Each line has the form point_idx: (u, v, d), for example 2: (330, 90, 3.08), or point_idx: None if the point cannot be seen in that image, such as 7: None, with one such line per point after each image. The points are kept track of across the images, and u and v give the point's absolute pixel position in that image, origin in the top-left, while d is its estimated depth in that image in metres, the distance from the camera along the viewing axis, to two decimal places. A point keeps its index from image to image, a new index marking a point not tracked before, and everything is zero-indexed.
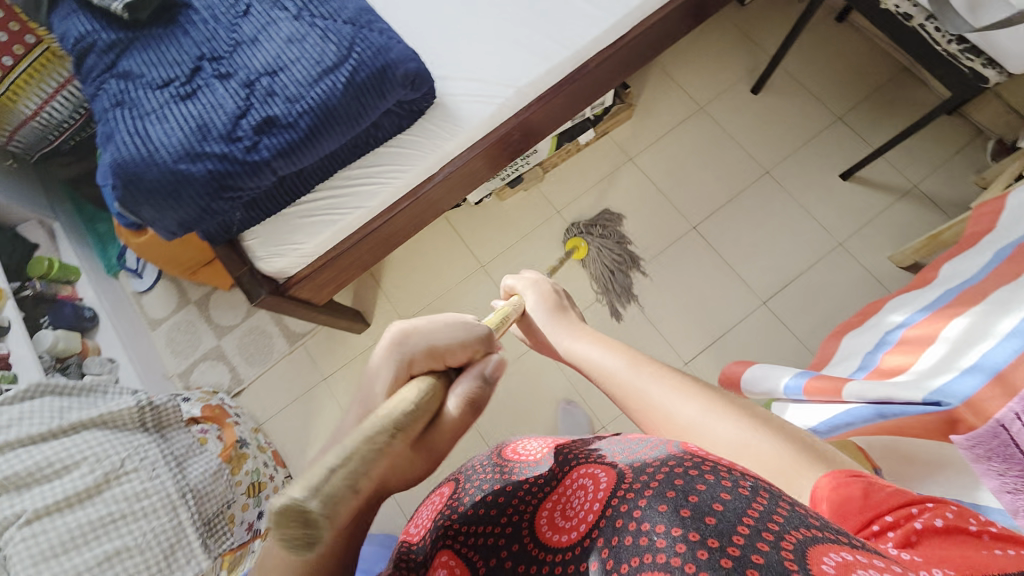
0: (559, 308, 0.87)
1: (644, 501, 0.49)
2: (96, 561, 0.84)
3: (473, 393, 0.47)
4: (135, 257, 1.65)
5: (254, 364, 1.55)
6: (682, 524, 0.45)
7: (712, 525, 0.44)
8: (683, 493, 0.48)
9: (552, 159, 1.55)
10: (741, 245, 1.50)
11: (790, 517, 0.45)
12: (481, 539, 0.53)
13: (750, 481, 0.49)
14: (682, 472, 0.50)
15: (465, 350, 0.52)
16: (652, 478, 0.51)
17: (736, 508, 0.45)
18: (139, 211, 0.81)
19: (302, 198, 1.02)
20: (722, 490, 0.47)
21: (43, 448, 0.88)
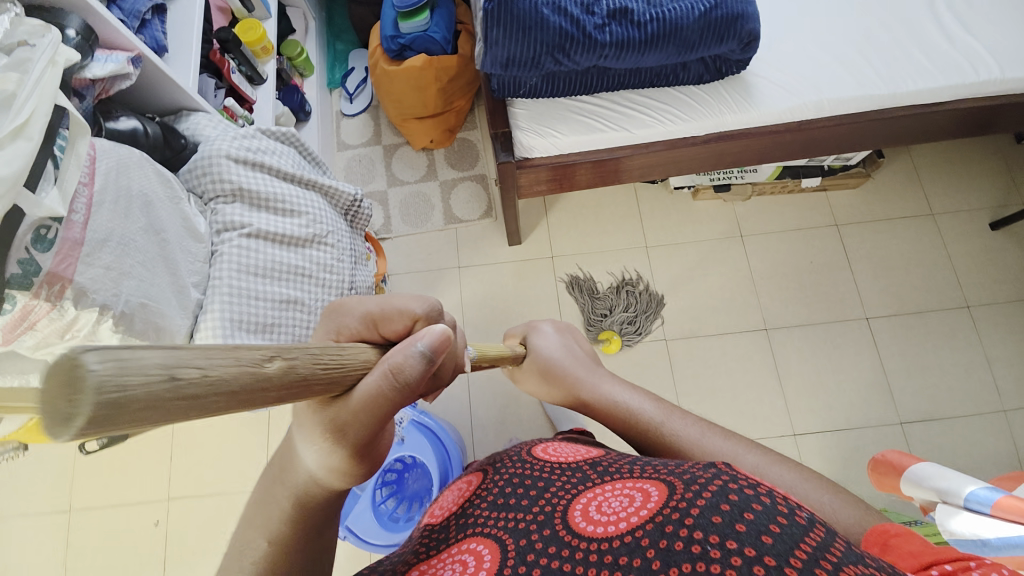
0: (579, 358, 0.97)
1: (696, 510, 0.45)
2: (281, 297, 0.93)
3: (404, 363, 0.37)
4: (356, 82, 1.73)
5: (405, 223, 1.60)
6: (734, 538, 0.42)
7: (770, 545, 0.41)
8: (738, 508, 0.44)
9: (763, 187, 1.53)
10: (903, 359, 1.43)
11: (846, 551, 0.41)
12: (515, 526, 0.55)
13: (807, 513, 0.45)
14: (736, 489, 0.46)
15: (403, 318, 0.45)
16: (703, 488, 0.47)
17: (792, 533, 0.41)
18: (490, 30, 0.88)
19: (582, 95, 1.06)
20: (778, 515, 0.43)
21: (283, 187, 0.98)
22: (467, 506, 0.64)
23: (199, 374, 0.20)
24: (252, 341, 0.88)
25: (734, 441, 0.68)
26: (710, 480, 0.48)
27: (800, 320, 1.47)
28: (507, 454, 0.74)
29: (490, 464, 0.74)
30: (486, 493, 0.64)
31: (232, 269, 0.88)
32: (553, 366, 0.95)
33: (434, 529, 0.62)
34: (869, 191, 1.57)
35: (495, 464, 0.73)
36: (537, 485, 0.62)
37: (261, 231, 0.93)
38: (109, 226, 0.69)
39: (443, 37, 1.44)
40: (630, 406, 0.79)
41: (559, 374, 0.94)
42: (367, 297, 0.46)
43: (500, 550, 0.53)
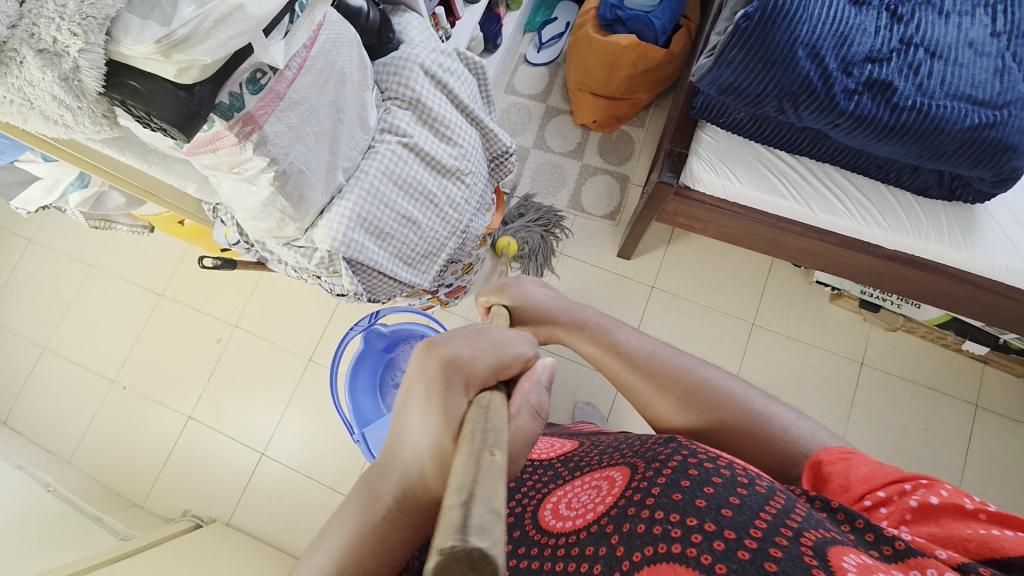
0: (556, 295, 0.81)
1: (657, 488, 0.46)
2: (406, 214, 0.96)
3: (541, 404, 0.45)
4: (552, 35, 1.69)
5: (532, 188, 1.59)
6: (694, 514, 0.42)
7: (729, 517, 0.41)
8: (698, 486, 0.44)
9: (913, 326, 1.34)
10: None
11: (806, 516, 0.41)
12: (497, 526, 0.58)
13: (767, 483, 0.45)
14: (696, 464, 0.46)
15: (519, 361, 0.49)
16: (664, 466, 0.48)
17: (752, 503, 0.42)
18: (729, 50, 0.80)
19: (780, 151, 0.96)
20: (738, 485, 0.44)
21: (453, 112, 0.99)
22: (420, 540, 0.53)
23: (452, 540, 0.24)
24: (366, 241, 0.92)
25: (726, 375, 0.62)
26: (671, 456, 0.48)
27: None
28: None
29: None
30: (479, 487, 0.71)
31: (378, 170, 0.92)
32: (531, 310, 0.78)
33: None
34: None
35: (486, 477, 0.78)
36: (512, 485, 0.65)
37: (418, 147, 0.95)
38: (307, 92, 0.73)
39: (662, 27, 1.36)
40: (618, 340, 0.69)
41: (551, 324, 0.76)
42: (480, 347, 0.48)
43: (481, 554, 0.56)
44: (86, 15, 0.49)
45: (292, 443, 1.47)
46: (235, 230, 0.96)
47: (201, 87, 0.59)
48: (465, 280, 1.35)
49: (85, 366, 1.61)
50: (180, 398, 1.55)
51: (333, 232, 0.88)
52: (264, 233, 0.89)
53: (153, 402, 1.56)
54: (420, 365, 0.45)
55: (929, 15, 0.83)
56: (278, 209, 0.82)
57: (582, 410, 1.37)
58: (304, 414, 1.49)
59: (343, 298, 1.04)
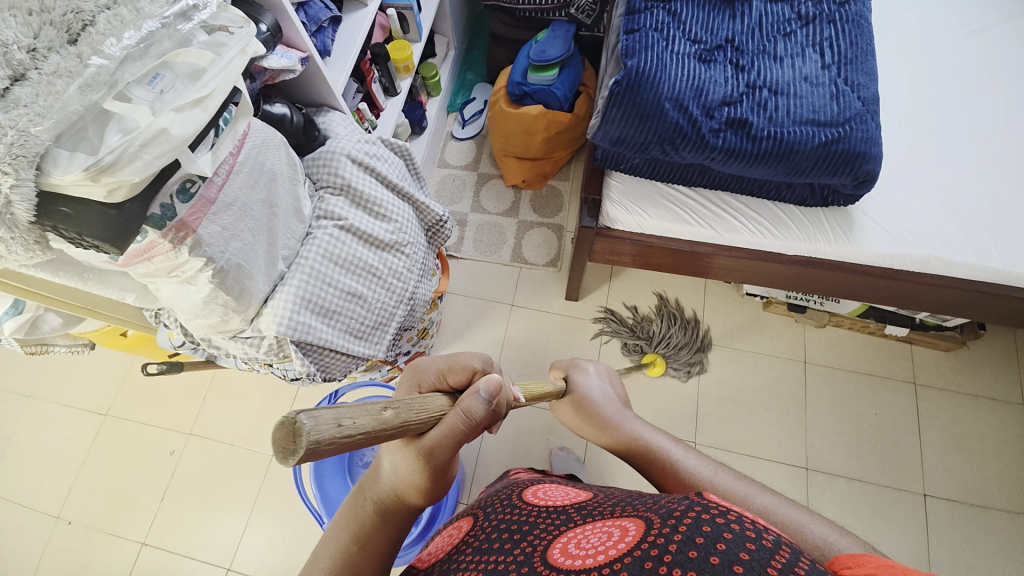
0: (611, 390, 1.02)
1: (673, 545, 0.45)
2: (350, 290, 1.01)
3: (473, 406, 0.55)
4: (474, 112, 1.87)
5: (476, 249, 1.68)
6: (707, 571, 0.41)
7: (740, 573, 0.41)
8: (713, 540, 0.44)
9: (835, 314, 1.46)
10: (956, 554, 1.26)
11: (811, 569, 0.42)
12: (498, 567, 0.53)
13: (773, 536, 0.46)
14: (710, 519, 0.46)
15: (466, 371, 0.64)
16: (680, 522, 0.47)
17: (760, 557, 0.42)
18: (610, 110, 0.94)
19: (679, 186, 1.08)
20: (746, 539, 0.44)
21: (384, 192, 1.07)
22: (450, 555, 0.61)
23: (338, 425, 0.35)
24: (313, 321, 0.95)
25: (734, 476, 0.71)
26: (685, 513, 0.48)
27: (844, 470, 1.35)
28: (498, 502, 0.75)
29: (478, 510, 0.75)
30: (472, 539, 0.63)
31: (318, 253, 0.97)
32: (585, 398, 0.99)
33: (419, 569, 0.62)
34: (960, 357, 1.44)
35: (486, 509, 0.73)
36: (522, 528, 0.61)
37: (354, 227, 1.01)
38: (237, 194, 0.79)
39: (564, 95, 1.54)
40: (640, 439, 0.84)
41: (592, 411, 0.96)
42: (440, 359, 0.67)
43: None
44: (16, 154, 0.53)
45: (260, 552, 1.37)
46: (180, 332, 0.98)
47: (132, 203, 0.64)
48: (422, 345, 1.38)
49: (22, 507, 1.48)
50: (133, 524, 1.44)
51: (278, 318, 0.91)
52: (208, 329, 0.91)
53: (103, 534, 1.43)
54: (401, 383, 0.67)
55: (767, 61, 0.99)
56: (220, 303, 0.85)
57: (558, 457, 1.37)
58: (272, 516, 1.41)
59: (298, 383, 1.04)
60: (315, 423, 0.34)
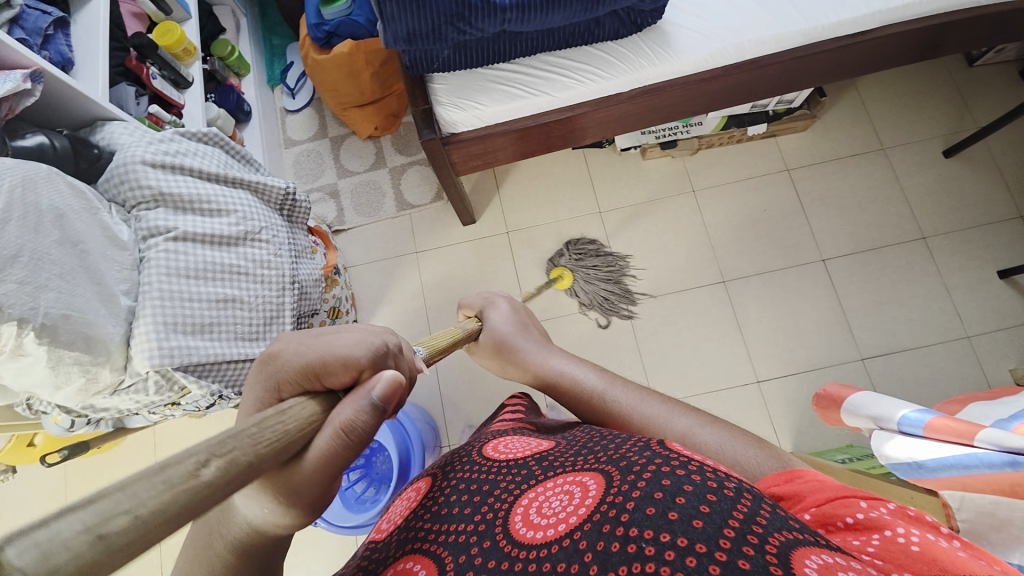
0: (521, 324, 0.95)
1: (631, 504, 0.43)
2: (217, 297, 0.94)
3: (357, 420, 0.41)
4: (297, 77, 1.72)
5: (360, 214, 1.61)
6: (668, 529, 0.40)
7: (700, 529, 0.39)
8: (671, 494, 0.42)
9: (594, 292, 1.46)
10: (861, 296, 1.43)
11: (772, 517, 0.40)
12: (454, 540, 0.49)
13: (734, 482, 0.44)
14: (669, 472, 0.45)
15: (346, 371, 0.46)
16: (639, 476, 0.45)
17: (722, 509, 0.41)
18: (386, 6, 0.88)
19: (500, 63, 1.04)
20: (708, 491, 0.42)
21: (206, 186, 0.98)
22: (410, 519, 0.55)
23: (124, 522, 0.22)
24: (190, 342, 0.89)
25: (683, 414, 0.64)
26: (644, 467, 0.46)
27: (754, 269, 1.47)
28: (461, 452, 0.66)
29: (438, 465, 0.66)
30: (429, 503, 0.56)
31: (161, 274, 0.89)
32: (503, 342, 0.91)
33: (372, 550, 0.54)
34: (819, 130, 1.54)
35: (445, 465, 0.64)
36: (480, 489, 0.54)
37: (187, 233, 0.93)
38: (18, 242, 0.72)
39: (369, 20, 1.39)
40: (569, 378, 0.76)
41: (512, 351, 0.89)
42: (310, 347, 0.46)
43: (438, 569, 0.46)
44: None
45: None
46: (62, 413, 0.91)
47: None
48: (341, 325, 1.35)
49: None
50: None
51: (148, 352, 0.85)
52: (81, 395, 0.85)
53: None
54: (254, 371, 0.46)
55: None
56: (71, 362, 0.78)
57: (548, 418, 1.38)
58: None
59: (216, 406, 1.00)
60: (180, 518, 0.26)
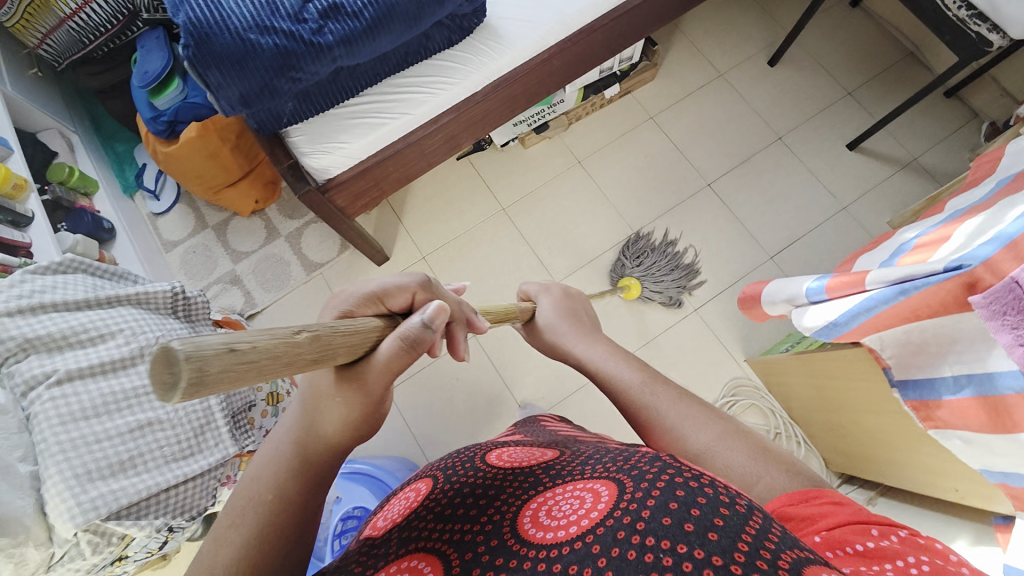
0: (567, 306, 0.92)
1: (647, 512, 0.39)
2: (129, 427, 0.85)
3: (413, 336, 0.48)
4: (154, 176, 1.63)
5: (269, 290, 1.54)
6: (684, 540, 0.37)
7: (715, 542, 0.37)
8: (686, 506, 0.39)
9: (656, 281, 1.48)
10: (751, 204, 1.57)
11: (781, 537, 0.39)
12: (461, 540, 0.44)
13: (746, 500, 0.42)
14: (683, 483, 0.42)
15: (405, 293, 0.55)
16: (652, 485, 0.42)
17: (734, 524, 0.38)
18: (207, 76, 0.85)
19: (350, 100, 1.04)
20: (720, 505, 0.40)
21: (77, 316, 0.89)
22: (414, 519, 0.49)
23: (249, 346, 0.31)
24: (112, 485, 0.80)
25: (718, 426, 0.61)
26: (655, 475, 0.43)
27: (657, 213, 1.57)
28: (458, 458, 0.60)
29: (436, 467, 0.60)
30: (431, 502, 0.51)
31: (52, 425, 0.80)
32: (548, 324, 0.88)
33: (367, 546, 0.48)
34: (664, 76, 1.69)
35: (445, 467, 0.58)
36: (487, 492, 0.50)
37: (71, 372, 0.84)
38: None
39: None
40: (607, 372, 0.73)
41: (552, 338, 0.86)
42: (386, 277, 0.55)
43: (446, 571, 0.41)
44: None
45: None
46: None
47: None
48: None
49: None
50: None
51: (67, 512, 0.76)
52: None
53: None
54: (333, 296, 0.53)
55: None
56: None
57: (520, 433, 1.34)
58: None
59: (173, 540, 0.91)
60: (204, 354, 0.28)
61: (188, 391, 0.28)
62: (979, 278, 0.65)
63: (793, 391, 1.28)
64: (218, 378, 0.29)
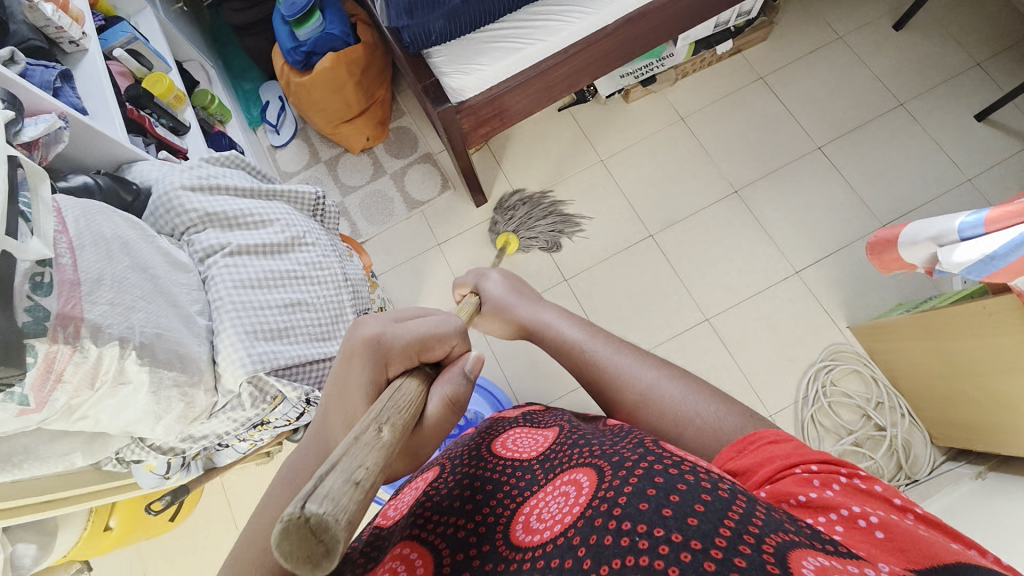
0: (509, 280, 0.89)
1: (623, 499, 0.40)
2: (285, 302, 0.94)
3: (457, 392, 0.52)
4: (276, 112, 1.74)
5: (372, 223, 1.62)
6: (661, 525, 0.37)
7: (695, 527, 0.37)
8: (665, 492, 0.40)
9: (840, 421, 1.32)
10: (864, 170, 1.50)
11: (768, 520, 0.38)
12: (438, 525, 0.46)
13: (728, 483, 0.42)
14: (660, 469, 0.42)
15: (441, 346, 0.56)
16: (630, 472, 0.43)
17: (715, 509, 0.38)
18: None
19: (490, 25, 1.09)
20: (701, 491, 0.39)
21: (245, 202, 0.98)
22: (417, 502, 0.51)
23: (364, 472, 0.34)
24: (273, 347, 0.89)
25: (663, 379, 0.59)
26: (636, 461, 0.44)
27: (760, 174, 1.54)
28: (460, 446, 0.61)
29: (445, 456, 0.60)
30: (430, 490, 0.52)
31: (226, 288, 0.89)
32: (499, 299, 0.85)
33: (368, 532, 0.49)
34: (777, 37, 1.64)
35: (453, 458, 0.59)
36: (484, 487, 0.51)
37: (240, 247, 0.93)
38: (98, 267, 0.73)
39: (342, 31, 1.43)
40: (556, 335, 0.72)
41: (504, 310, 0.83)
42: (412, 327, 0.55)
43: (438, 572, 0.42)
44: None
45: None
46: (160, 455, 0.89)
47: None
48: None
49: None
50: None
51: (239, 362, 0.85)
52: (182, 424, 0.84)
53: None
54: (353, 353, 0.52)
55: None
56: (170, 386, 0.78)
57: None
58: None
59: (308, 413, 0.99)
60: (334, 504, 0.30)
61: (333, 550, 0.30)
62: None
63: (905, 357, 1.22)
64: (352, 524, 0.31)
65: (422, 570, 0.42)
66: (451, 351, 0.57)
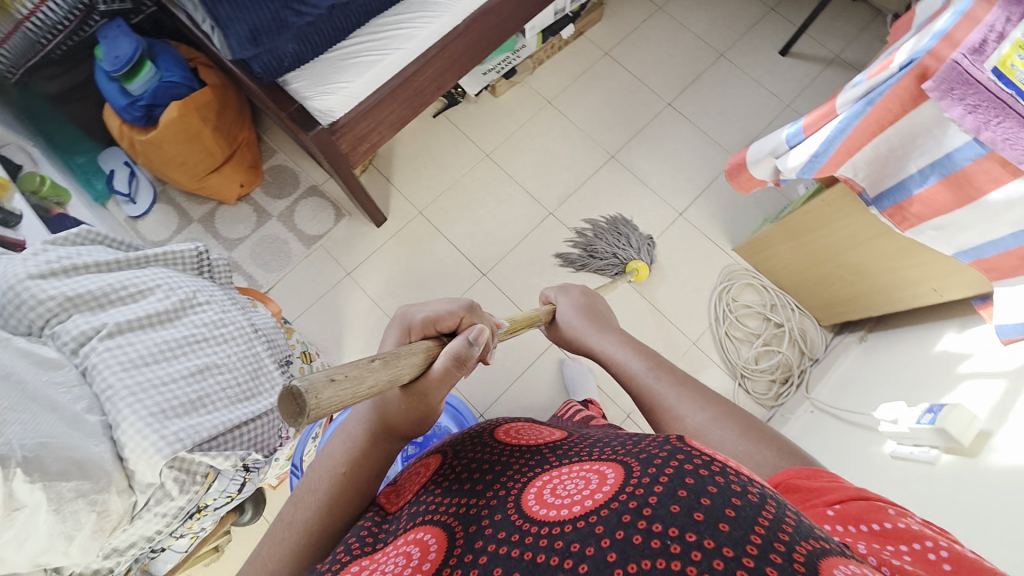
0: (581, 304, 0.91)
1: (654, 497, 0.37)
2: (188, 370, 0.84)
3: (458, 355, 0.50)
4: (126, 180, 1.56)
5: (271, 270, 1.53)
6: (694, 530, 0.34)
7: (726, 532, 0.34)
8: (696, 494, 0.36)
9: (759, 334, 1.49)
10: (709, 115, 1.72)
11: (800, 527, 0.35)
12: (466, 513, 0.43)
13: (759, 485, 0.39)
14: (694, 469, 0.38)
15: (454, 318, 0.57)
16: (661, 469, 0.39)
17: (748, 514, 0.35)
18: (219, 11, 0.94)
19: (343, 42, 1.09)
20: (733, 494, 0.36)
21: (111, 276, 0.87)
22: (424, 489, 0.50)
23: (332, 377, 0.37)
24: (189, 422, 0.80)
25: (704, 414, 0.59)
26: (664, 458, 0.40)
27: (628, 136, 1.69)
28: (471, 430, 0.60)
29: (447, 441, 0.59)
30: (440, 477, 0.51)
31: (112, 374, 0.78)
32: (574, 325, 0.86)
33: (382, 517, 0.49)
34: (610, 15, 1.82)
35: (456, 442, 0.58)
36: (493, 469, 0.49)
37: (121, 324, 0.82)
38: None
39: (182, 76, 1.33)
40: (617, 362, 0.71)
41: (573, 334, 0.85)
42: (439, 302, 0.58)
43: (451, 541, 0.41)
44: None
45: None
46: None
47: None
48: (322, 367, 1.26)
49: None
50: None
51: (150, 451, 0.75)
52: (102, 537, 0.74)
53: None
54: (395, 327, 0.57)
55: None
56: (75, 496, 0.69)
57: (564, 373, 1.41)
58: None
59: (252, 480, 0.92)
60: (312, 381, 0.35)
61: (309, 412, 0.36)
62: (926, 67, 0.78)
63: (780, 261, 1.42)
64: (325, 394, 0.37)
65: (436, 548, 0.41)
66: (463, 321, 0.58)
